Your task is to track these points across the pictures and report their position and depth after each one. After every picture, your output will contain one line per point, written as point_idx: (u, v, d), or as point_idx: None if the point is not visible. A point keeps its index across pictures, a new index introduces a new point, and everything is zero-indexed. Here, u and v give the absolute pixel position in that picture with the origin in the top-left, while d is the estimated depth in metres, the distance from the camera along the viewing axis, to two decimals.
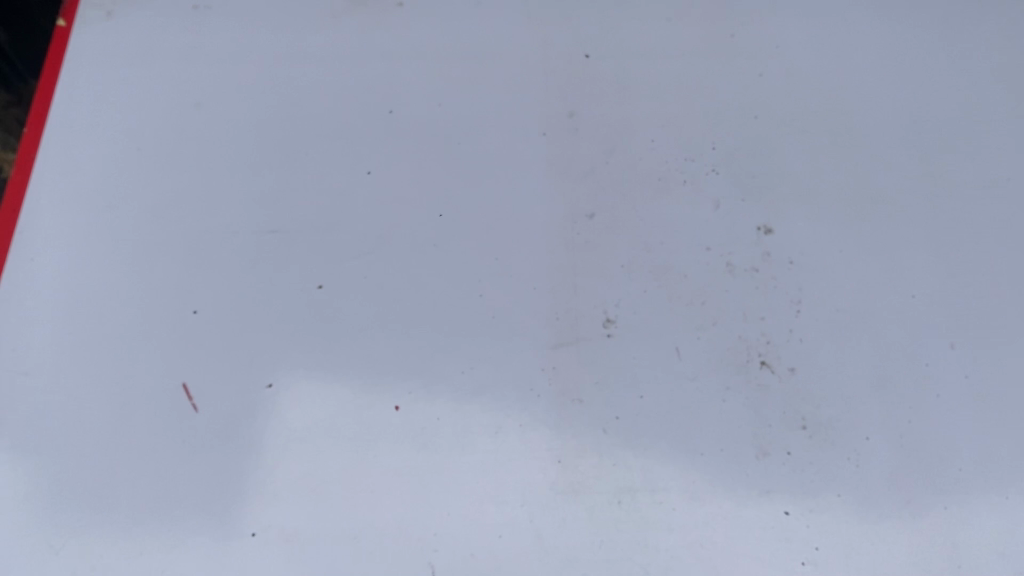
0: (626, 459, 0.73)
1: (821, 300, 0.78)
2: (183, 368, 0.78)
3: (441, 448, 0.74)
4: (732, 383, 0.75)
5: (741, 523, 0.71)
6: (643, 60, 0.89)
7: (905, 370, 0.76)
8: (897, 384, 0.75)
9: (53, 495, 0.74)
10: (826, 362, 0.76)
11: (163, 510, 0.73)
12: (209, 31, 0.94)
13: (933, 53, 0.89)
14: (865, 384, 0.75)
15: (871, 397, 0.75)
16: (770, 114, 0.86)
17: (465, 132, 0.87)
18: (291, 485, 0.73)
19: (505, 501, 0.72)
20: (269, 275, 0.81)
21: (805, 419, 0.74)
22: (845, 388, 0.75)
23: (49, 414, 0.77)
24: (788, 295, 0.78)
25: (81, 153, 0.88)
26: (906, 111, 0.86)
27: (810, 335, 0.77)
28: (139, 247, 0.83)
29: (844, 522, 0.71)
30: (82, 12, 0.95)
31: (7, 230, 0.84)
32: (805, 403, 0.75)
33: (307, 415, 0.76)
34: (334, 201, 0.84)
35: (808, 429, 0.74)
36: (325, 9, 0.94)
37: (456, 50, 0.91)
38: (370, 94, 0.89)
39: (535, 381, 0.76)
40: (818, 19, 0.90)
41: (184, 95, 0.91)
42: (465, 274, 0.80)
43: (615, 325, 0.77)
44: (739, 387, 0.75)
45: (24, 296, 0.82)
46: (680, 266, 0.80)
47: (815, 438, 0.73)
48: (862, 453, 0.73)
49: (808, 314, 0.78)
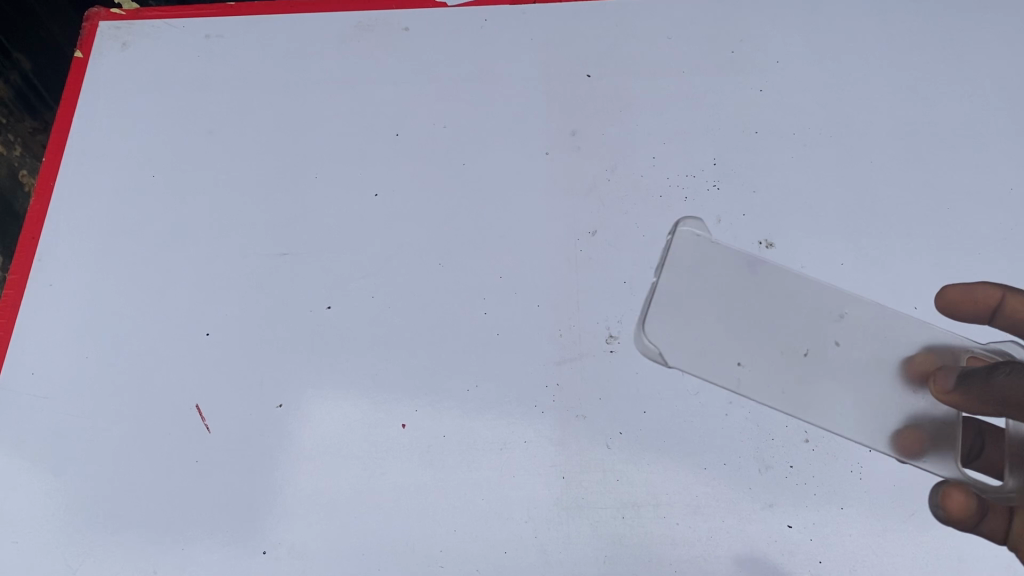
0: (629, 474, 0.74)
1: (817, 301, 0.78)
2: (196, 389, 0.80)
3: (447, 465, 0.75)
4: (703, 341, 0.76)
5: (744, 537, 0.72)
6: (643, 78, 0.90)
7: (836, 299, 0.78)
8: (826, 311, 0.78)
9: (70, 514, 0.76)
10: (713, 299, 0.78)
11: (178, 529, 0.75)
12: (221, 59, 0.96)
13: (932, 66, 0.89)
14: (787, 324, 0.77)
15: (806, 328, 0.77)
16: (770, 130, 0.87)
17: (469, 153, 0.88)
18: (301, 503, 0.75)
19: (510, 517, 0.73)
20: (279, 298, 0.83)
21: (740, 357, 0.76)
22: (797, 307, 0.78)
23: (68, 435, 0.79)
24: (685, 251, 0.81)
25: (97, 180, 0.91)
26: (906, 125, 0.87)
27: (717, 287, 0.79)
28: (152, 271, 0.86)
29: (848, 534, 0.72)
30: (99, 44, 0.98)
31: (28, 257, 0.87)
32: (712, 342, 0.76)
33: (317, 434, 0.77)
34: (341, 224, 0.86)
35: (743, 364, 0.76)
36: (332, 36, 0.96)
37: (460, 72, 0.93)
38: (377, 119, 0.91)
39: (540, 398, 0.77)
40: (817, 36, 0.91)
41: (196, 122, 0.93)
42: (470, 293, 0.82)
43: (618, 341, 0.78)
44: (705, 345, 0.76)
45: (43, 321, 0.84)
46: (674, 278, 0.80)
47: (756, 364, 0.76)
48: (815, 381, 0.75)
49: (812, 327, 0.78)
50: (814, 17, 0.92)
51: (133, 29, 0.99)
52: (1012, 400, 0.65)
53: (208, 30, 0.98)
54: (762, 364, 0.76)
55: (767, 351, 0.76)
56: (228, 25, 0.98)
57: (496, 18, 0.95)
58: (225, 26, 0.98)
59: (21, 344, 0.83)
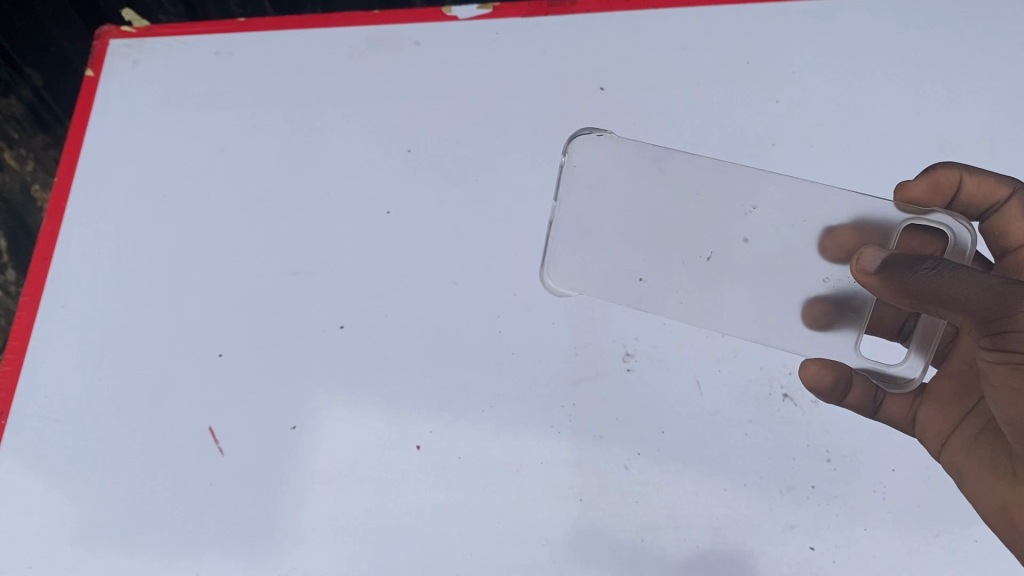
0: (648, 494, 0.73)
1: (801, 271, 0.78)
2: (209, 411, 0.79)
3: (463, 487, 0.74)
4: (608, 255, 0.80)
5: (766, 559, 0.71)
6: (657, 90, 0.89)
7: (747, 191, 0.80)
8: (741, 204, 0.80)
9: (85, 539, 0.76)
10: (624, 215, 0.81)
11: (192, 553, 0.74)
12: (232, 75, 0.96)
13: (952, 74, 0.88)
14: (688, 225, 0.80)
15: (708, 229, 0.80)
16: (787, 142, 0.86)
17: (482, 168, 0.87)
18: (317, 526, 0.74)
19: (528, 540, 0.72)
20: (292, 317, 0.82)
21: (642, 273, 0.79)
22: (699, 214, 0.80)
23: (82, 458, 0.78)
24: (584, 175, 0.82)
25: (109, 199, 0.91)
26: (925, 135, 0.85)
27: (622, 204, 0.81)
28: (165, 291, 0.85)
29: (871, 556, 0.70)
30: (110, 62, 0.98)
31: (41, 278, 0.87)
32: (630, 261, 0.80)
33: (331, 455, 0.77)
34: (354, 242, 0.85)
35: (647, 279, 0.79)
36: (343, 50, 0.96)
37: (473, 86, 0.92)
38: (389, 135, 0.91)
39: (556, 418, 0.76)
40: (833, 45, 0.90)
41: (208, 139, 0.93)
42: (485, 311, 0.81)
43: (636, 359, 0.77)
44: (612, 269, 0.80)
45: (56, 342, 0.84)
46: (579, 199, 0.82)
47: (659, 275, 0.79)
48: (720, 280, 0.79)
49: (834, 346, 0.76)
50: (830, 26, 0.91)
51: (144, 47, 0.99)
52: (927, 293, 0.63)
53: (219, 46, 0.98)
54: (671, 274, 0.79)
55: (674, 255, 0.80)
56: (239, 41, 0.98)
57: (508, 31, 0.94)
58: (236, 42, 0.98)
59: (34, 366, 0.83)
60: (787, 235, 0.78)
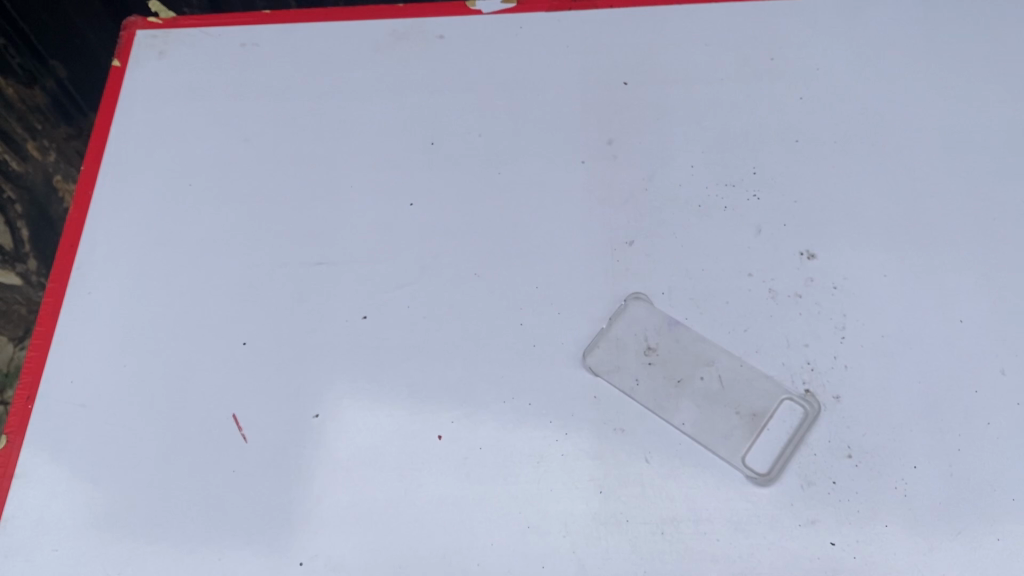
0: (667, 487, 0.73)
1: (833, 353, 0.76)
2: (232, 399, 0.80)
3: (484, 477, 0.75)
4: (629, 289, 0.80)
5: (787, 554, 0.70)
6: (680, 86, 0.90)
7: (759, 257, 0.80)
8: (746, 266, 0.80)
9: (108, 523, 0.76)
10: (648, 249, 0.82)
11: (214, 539, 0.75)
12: (257, 68, 0.97)
13: (976, 72, 0.88)
14: (704, 272, 0.80)
15: (725, 270, 0.80)
16: (811, 138, 0.86)
17: (505, 162, 0.88)
18: (338, 514, 0.74)
19: (548, 531, 0.72)
20: (314, 307, 0.83)
21: (653, 343, 0.78)
22: (713, 267, 0.80)
23: (107, 444, 0.79)
24: (603, 211, 0.84)
25: (136, 189, 0.91)
26: (949, 132, 0.85)
27: (642, 245, 0.82)
28: (189, 280, 0.86)
29: (893, 553, 0.69)
30: (136, 53, 0.99)
31: (67, 265, 0.88)
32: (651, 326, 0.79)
33: (353, 443, 0.77)
34: (376, 233, 0.86)
35: (653, 362, 0.77)
36: (367, 44, 0.96)
37: (496, 80, 0.92)
38: (412, 128, 0.91)
39: (577, 410, 0.76)
40: (857, 42, 0.90)
41: (233, 130, 0.93)
42: (506, 303, 0.81)
43: (657, 352, 0.78)
44: (633, 326, 0.79)
45: (82, 329, 0.85)
46: (596, 241, 0.83)
47: (663, 366, 0.77)
48: (709, 403, 0.76)
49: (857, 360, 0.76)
50: (854, 24, 0.91)
51: (170, 38, 1.00)
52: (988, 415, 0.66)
53: (245, 38, 0.99)
54: (676, 367, 0.77)
55: (686, 353, 0.78)
56: (264, 33, 0.99)
57: (531, 26, 0.94)
58: (261, 35, 0.99)
59: (60, 352, 0.84)
60: (796, 289, 0.79)
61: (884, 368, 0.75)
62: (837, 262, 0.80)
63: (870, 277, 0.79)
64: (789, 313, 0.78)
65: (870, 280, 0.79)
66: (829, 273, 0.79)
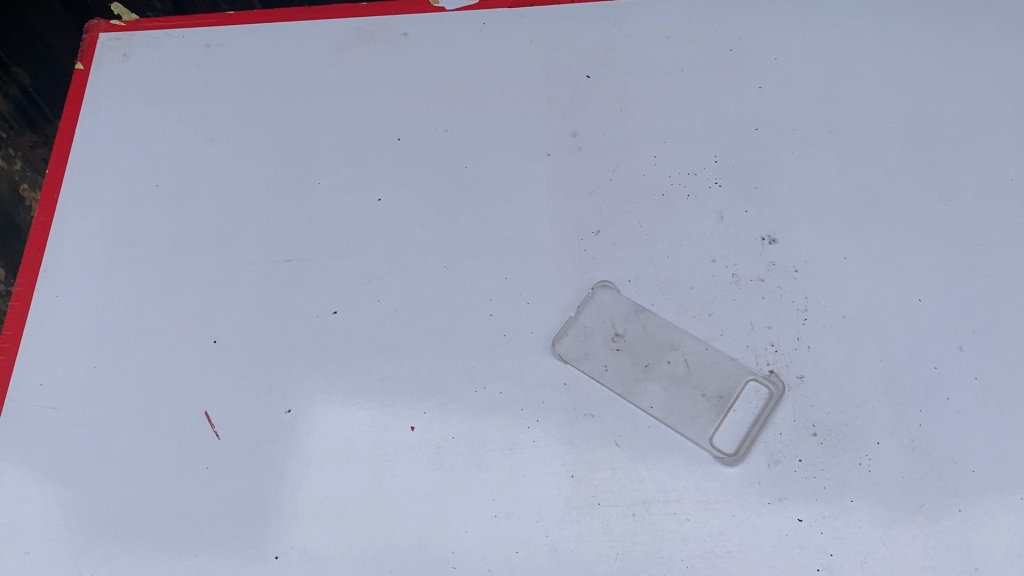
0: (637, 470, 0.74)
1: (796, 340, 0.77)
2: (204, 398, 0.80)
3: (457, 466, 0.75)
4: (596, 278, 0.81)
5: (756, 531, 0.71)
6: (642, 77, 0.91)
7: (723, 244, 0.82)
8: (709, 252, 0.81)
9: (82, 524, 0.76)
10: (614, 238, 0.83)
11: (188, 536, 0.75)
12: (220, 68, 0.97)
13: (927, 60, 0.90)
14: (670, 259, 0.82)
15: (690, 256, 0.82)
16: (771, 125, 0.87)
17: (472, 156, 0.89)
18: (313, 507, 0.75)
19: (521, 516, 0.73)
20: (284, 303, 0.83)
21: (621, 329, 0.79)
22: (679, 254, 0.82)
23: (79, 445, 0.79)
24: (570, 202, 0.85)
25: (102, 191, 0.91)
26: (904, 118, 0.87)
27: (609, 235, 0.83)
28: (158, 280, 0.86)
29: (858, 527, 0.71)
30: (100, 56, 0.98)
31: (34, 268, 0.87)
32: (618, 312, 0.80)
33: (326, 437, 0.78)
34: (345, 229, 0.86)
35: (622, 348, 0.79)
36: (331, 43, 0.97)
37: (461, 75, 0.93)
38: (379, 125, 0.92)
39: (548, 396, 0.77)
40: (814, 31, 0.92)
41: (199, 131, 0.93)
42: (475, 294, 0.82)
43: (625, 339, 0.79)
44: (601, 312, 0.80)
45: (51, 331, 0.85)
46: (562, 231, 0.84)
47: (631, 352, 0.79)
48: (676, 386, 0.77)
49: (822, 343, 0.77)
50: (811, 15, 0.93)
51: (133, 40, 0.99)
52: None
53: (208, 39, 0.98)
54: (644, 352, 0.78)
55: (652, 338, 0.79)
56: (227, 33, 0.99)
57: (495, 21, 0.95)
58: (226, 35, 0.98)
59: (28, 356, 0.83)
60: (759, 274, 0.80)
61: (845, 348, 0.77)
62: (798, 246, 0.81)
63: (831, 260, 0.81)
64: (754, 297, 0.79)
65: (831, 262, 0.80)
66: (791, 256, 0.81)
